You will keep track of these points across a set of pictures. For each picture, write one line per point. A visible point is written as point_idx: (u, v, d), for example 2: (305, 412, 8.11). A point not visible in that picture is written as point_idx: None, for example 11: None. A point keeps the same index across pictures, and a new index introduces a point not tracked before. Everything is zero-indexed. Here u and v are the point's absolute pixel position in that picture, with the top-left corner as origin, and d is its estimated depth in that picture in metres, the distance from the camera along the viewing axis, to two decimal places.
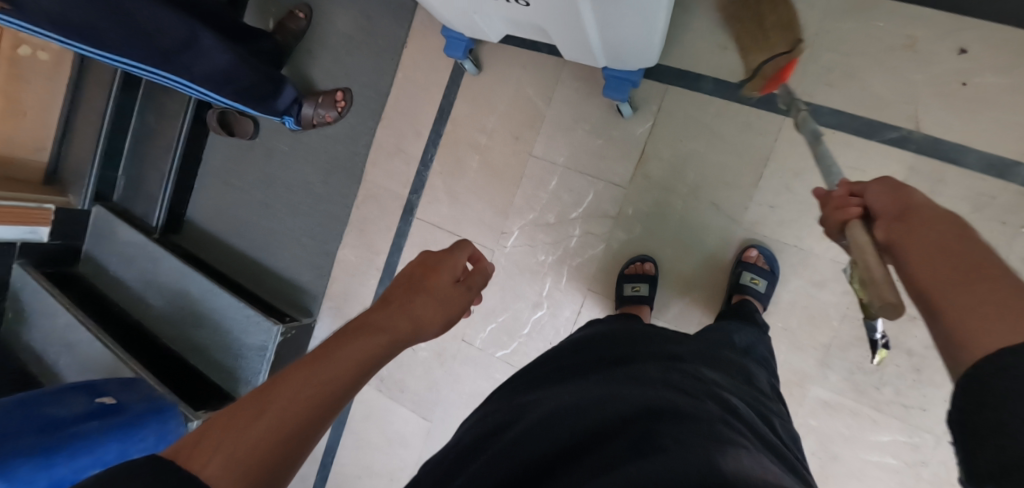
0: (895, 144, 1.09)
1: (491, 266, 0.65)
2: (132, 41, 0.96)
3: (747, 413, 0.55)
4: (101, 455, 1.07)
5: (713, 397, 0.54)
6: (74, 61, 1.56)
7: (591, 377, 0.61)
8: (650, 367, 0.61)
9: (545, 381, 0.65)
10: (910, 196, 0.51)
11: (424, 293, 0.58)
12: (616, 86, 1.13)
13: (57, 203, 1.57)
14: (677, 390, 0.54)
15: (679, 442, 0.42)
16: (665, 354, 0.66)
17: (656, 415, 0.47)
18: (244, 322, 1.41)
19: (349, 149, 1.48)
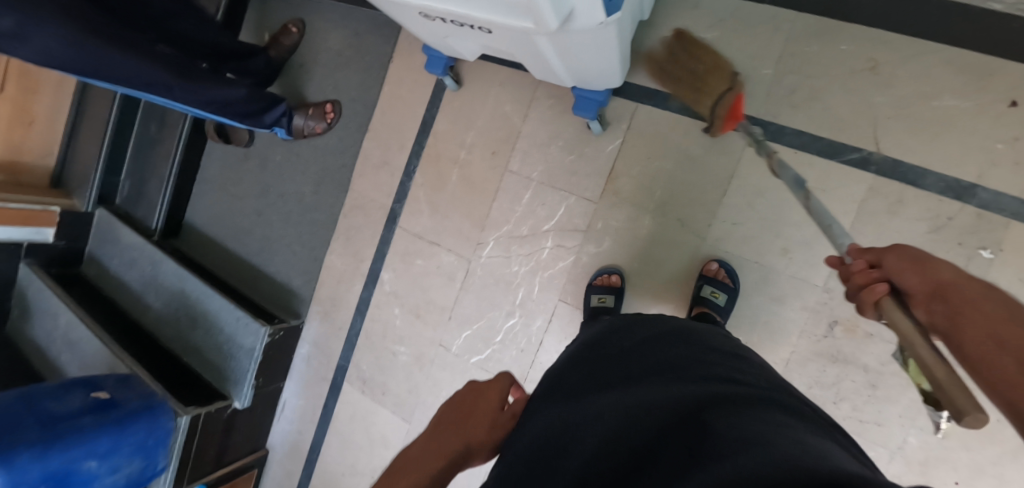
0: (857, 166, 1.10)
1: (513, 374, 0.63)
2: (124, 77, 1.04)
3: (796, 401, 0.53)
4: (96, 445, 1.12)
5: (758, 390, 0.52)
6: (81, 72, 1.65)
7: (624, 381, 0.58)
8: (683, 367, 0.59)
9: (574, 388, 0.61)
10: (939, 273, 0.53)
11: (473, 418, 0.59)
12: (586, 104, 1.17)
13: (63, 205, 1.66)
14: (722, 386, 0.51)
15: (747, 433, 0.39)
16: (694, 351, 0.64)
17: (713, 412, 0.44)
18: (234, 324, 1.47)
19: (337, 159, 1.54)
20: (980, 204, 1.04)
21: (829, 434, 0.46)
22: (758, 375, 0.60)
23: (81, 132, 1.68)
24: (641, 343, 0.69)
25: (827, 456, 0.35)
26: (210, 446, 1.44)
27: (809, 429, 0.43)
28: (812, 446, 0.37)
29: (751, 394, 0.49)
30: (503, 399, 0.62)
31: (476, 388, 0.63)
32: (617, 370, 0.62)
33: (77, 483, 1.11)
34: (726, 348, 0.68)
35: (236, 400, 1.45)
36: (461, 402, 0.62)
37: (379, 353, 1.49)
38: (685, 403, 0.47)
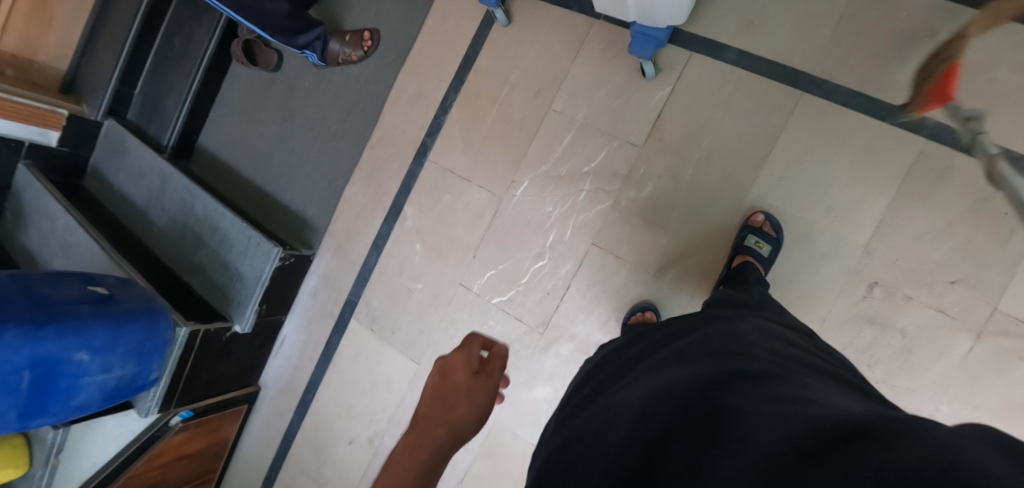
0: (908, 129, 1.09)
1: (506, 350, 0.72)
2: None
3: (800, 367, 0.53)
4: (91, 338, 1.02)
5: (754, 364, 0.51)
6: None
7: (626, 381, 0.57)
8: (681, 355, 0.58)
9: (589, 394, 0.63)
10: None
11: (453, 396, 0.65)
12: (643, 42, 1.14)
13: (70, 110, 1.52)
14: (717, 365, 0.51)
15: (744, 421, 0.39)
16: (689, 340, 0.63)
17: (710, 402, 0.43)
18: (243, 244, 1.39)
19: (370, 89, 1.49)
20: None
21: (831, 388, 0.47)
22: (761, 345, 0.59)
23: (101, 35, 1.53)
24: (642, 348, 0.68)
25: (828, 412, 0.37)
26: (208, 368, 1.37)
27: (811, 395, 0.43)
28: (815, 404, 0.39)
29: (748, 369, 0.49)
30: (475, 367, 0.70)
31: (446, 365, 0.70)
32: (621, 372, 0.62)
33: (65, 375, 1.00)
34: (729, 323, 0.67)
35: (238, 323, 1.38)
36: (433, 381, 0.68)
37: (392, 290, 1.43)
38: (691, 378, 0.49)
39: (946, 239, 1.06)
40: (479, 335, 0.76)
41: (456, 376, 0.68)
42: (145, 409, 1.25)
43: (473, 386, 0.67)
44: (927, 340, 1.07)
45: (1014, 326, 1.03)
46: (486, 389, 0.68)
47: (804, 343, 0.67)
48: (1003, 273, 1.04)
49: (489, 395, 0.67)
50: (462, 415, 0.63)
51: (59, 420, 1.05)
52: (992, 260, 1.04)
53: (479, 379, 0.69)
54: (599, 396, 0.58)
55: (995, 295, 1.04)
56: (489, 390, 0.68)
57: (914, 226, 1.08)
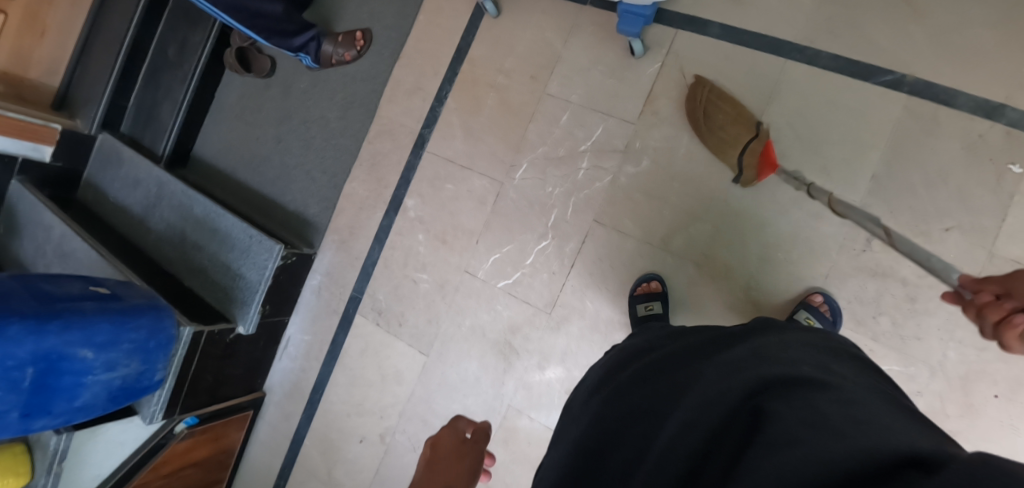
0: (890, 87, 1.13)
1: (487, 427, 1.06)
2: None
3: (838, 373, 0.55)
4: (95, 333, 1.00)
5: (797, 370, 0.53)
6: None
7: (666, 380, 0.60)
8: (723, 359, 0.60)
9: (627, 383, 0.66)
10: None
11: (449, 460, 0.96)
12: (631, 20, 1.17)
13: (63, 124, 1.51)
14: (764, 375, 0.53)
15: (796, 438, 0.41)
16: (727, 343, 0.66)
17: (761, 415, 0.46)
18: (245, 243, 1.38)
19: (365, 86, 1.51)
20: (1010, 122, 1.08)
21: (875, 401, 0.49)
22: (799, 347, 0.61)
23: (92, 51, 1.54)
24: (677, 345, 0.71)
25: (877, 435, 0.39)
26: (214, 369, 1.36)
27: (859, 410, 0.44)
28: (863, 426, 0.41)
29: (793, 376, 0.51)
30: (463, 438, 1.03)
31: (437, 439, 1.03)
32: (656, 370, 0.65)
33: (68, 373, 0.98)
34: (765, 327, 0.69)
35: (241, 324, 1.36)
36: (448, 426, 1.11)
37: (397, 283, 1.42)
38: (736, 388, 0.52)
39: (937, 189, 1.10)
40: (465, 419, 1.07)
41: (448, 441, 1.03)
42: (149, 415, 1.21)
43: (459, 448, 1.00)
44: (930, 288, 1.09)
45: (1010, 267, 1.06)
46: (473, 452, 1.00)
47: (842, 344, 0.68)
48: (994, 217, 1.08)
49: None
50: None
51: (61, 423, 1.03)
52: (982, 206, 1.08)
53: (466, 444, 1.01)
54: (640, 393, 0.61)
55: (988, 239, 1.07)
56: (466, 466, 0.96)
57: (906, 178, 1.11)
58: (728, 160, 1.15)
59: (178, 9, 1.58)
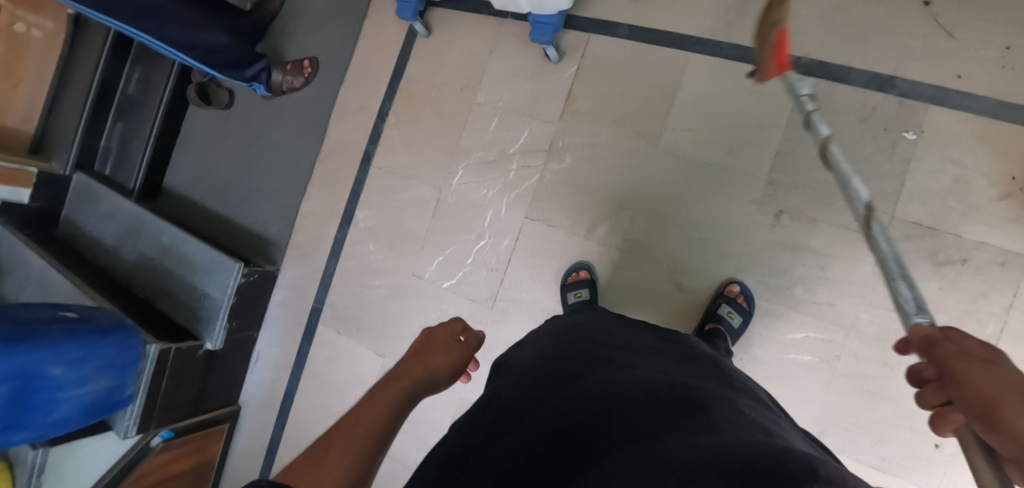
0: (787, 70, 1.19)
1: (483, 332, 0.81)
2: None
3: (754, 405, 0.63)
4: (63, 352, 1.08)
5: (723, 392, 0.61)
6: (69, 16, 1.63)
7: (608, 364, 0.68)
8: (660, 366, 0.69)
9: (572, 353, 0.73)
10: None
11: (433, 352, 0.76)
12: (541, 29, 1.26)
13: (40, 167, 1.63)
14: (694, 382, 0.62)
15: (711, 418, 0.49)
16: (666, 359, 0.74)
17: (686, 399, 0.54)
18: (208, 264, 1.47)
19: (315, 110, 1.61)
20: (900, 93, 1.14)
21: (778, 431, 0.57)
22: (727, 381, 0.70)
23: (64, 99, 1.67)
24: (620, 344, 0.78)
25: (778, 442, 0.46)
26: (187, 385, 1.44)
27: (769, 429, 0.52)
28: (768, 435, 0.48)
29: (720, 394, 0.59)
30: (457, 335, 0.80)
31: (430, 332, 0.80)
32: (600, 355, 0.72)
33: (40, 390, 1.05)
34: (705, 363, 0.78)
35: (208, 340, 1.45)
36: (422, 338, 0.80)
37: (355, 291, 1.51)
38: (670, 382, 0.59)
39: (838, 160, 1.15)
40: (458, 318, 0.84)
41: (439, 337, 0.79)
42: (124, 430, 1.30)
43: (453, 348, 0.78)
44: (840, 255, 1.13)
45: (912, 228, 1.13)
46: (463, 354, 0.78)
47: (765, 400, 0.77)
48: (893, 182, 1.14)
49: (468, 359, 0.78)
50: (436, 365, 0.73)
51: (37, 438, 1.09)
52: (883, 172, 1.14)
53: (461, 344, 0.78)
54: (580, 366, 0.68)
55: (889, 205, 1.14)
56: (465, 355, 0.77)
57: (808, 151, 1.17)
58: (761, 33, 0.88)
59: (141, 54, 1.71)
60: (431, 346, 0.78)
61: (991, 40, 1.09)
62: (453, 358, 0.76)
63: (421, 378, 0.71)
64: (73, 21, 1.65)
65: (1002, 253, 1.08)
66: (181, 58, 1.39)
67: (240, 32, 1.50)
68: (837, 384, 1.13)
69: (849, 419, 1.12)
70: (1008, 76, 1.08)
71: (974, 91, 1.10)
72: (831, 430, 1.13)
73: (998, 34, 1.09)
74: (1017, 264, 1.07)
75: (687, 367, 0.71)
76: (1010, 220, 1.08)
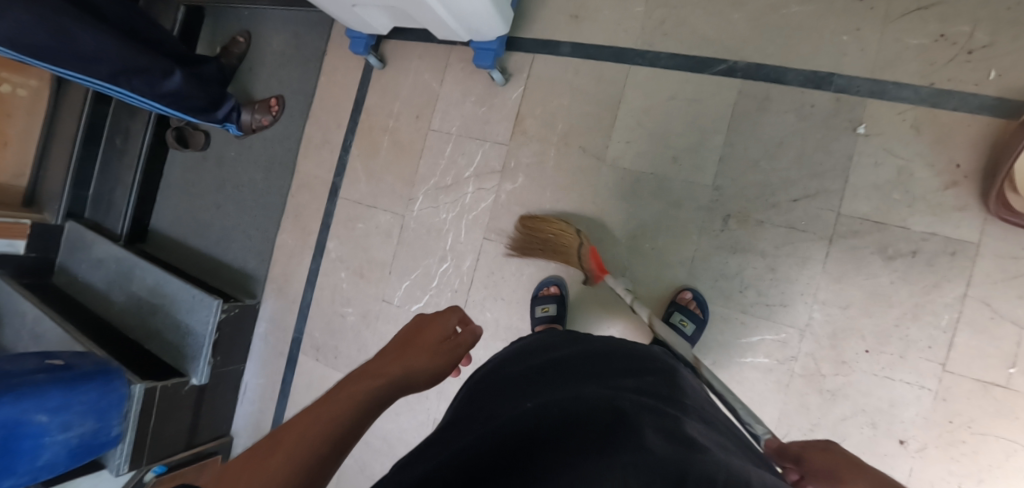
0: (725, 75, 1.19)
1: (478, 326, 0.72)
2: (76, 62, 1.18)
3: (690, 415, 0.64)
4: (46, 399, 1.14)
5: (660, 406, 0.62)
6: (51, 75, 1.70)
7: (564, 383, 0.69)
8: (611, 380, 0.69)
9: (518, 380, 0.74)
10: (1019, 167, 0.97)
11: (419, 347, 0.67)
12: (483, 55, 1.29)
13: (33, 219, 1.71)
14: (646, 399, 0.63)
15: (650, 442, 0.50)
16: (623, 369, 0.75)
17: (623, 419, 0.55)
18: (190, 302, 1.52)
19: (283, 146, 1.67)
20: (838, 89, 1.12)
21: (711, 441, 0.58)
22: (667, 387, 0.71)
23: (52, 153, 1.75)
24: (580, 358, 0.79)
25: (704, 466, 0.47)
26: (177, 419, 1.50)
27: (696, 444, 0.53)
28: (695, 455, 0.49)
29: (657, 409, 0.60)
30: (446, 334, 0.71)
31: (421, 325, 0.72)
32: (549, 378, 0.72)
33: (27, 437, 1.12)
34: (650, 365, 0.79)
35: (194, 376, 1.50)
36: (407, 334, 0.70)
37: (329, 318, 1.55)
38: (605, 398, 0.60)
39: (780, 160, 1.15)
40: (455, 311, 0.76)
41: (428, 335, 0.69)
42: (117, 467, 1.35)
43: (438, 347, 0.68)
44: (787, 255, 1.14)
45: (860, 224, 1.09)
46: (454, 353, 0.69)
47: (708, 402, 0.78)
48: (837, 179, 1.11)
49: (456, 360, 0.69)
50: (418, 364, 0.64)
51: (30, 481, 1.16)
52: (826, 170, 1.12)
53: (447, 344, 0.70)
54: (522, 389, 0.69)
55: (835, 201, 1.11)
56: (453, 356, 0.68)
57: (750, 155, 1.17)
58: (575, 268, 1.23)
59: (120, 105, 1.79)
60: (418, 341, 0.69)
61: (922, 29, 1.07)
62: (438, 356, 0.67)
63: (400, 373, 0.60)
64: (56, 80, 1.74)
65: (952, 242, 1.04)
66: (157, 109, 1.44)
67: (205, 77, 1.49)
68: (794, 384, 1.13)
69: (810, 420, 1.12)
70: (944, 64, 1.05)
71: (910, 82, 1.07)
72: (794, 431, 1.13)
73: (929, 23, 1.06)
74: (968, 253, 1.03)
75: (643, 379, 0.72)
76: (958, 209, 1.04)
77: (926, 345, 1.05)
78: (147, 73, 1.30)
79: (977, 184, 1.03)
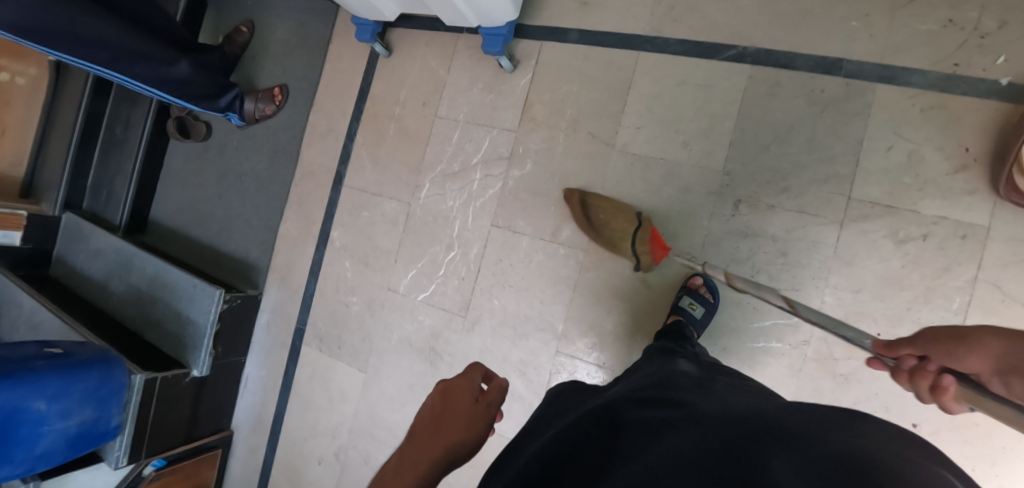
0: (734, 61, 1.19)
1: (505, 379, 0.65)
2: (77, 44, 1.15)
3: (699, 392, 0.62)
4: (45, 387, 1.11)
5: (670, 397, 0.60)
6: (50, 62, 1.68)
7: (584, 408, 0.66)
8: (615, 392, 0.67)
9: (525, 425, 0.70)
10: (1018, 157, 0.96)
11: (450, 418, 0.61)
12: (492, 41, 1.29)
13: (30, 210, 1.68)
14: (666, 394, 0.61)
15: (683, 434, 0.48)
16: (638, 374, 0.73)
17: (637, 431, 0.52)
18: (191, 292, 1.50)
19: (287, 135, 1.66)
20: (848, 74, 1.12)
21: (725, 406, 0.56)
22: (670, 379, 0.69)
23: (49, 143, 1.72)
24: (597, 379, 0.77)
25: (729, 442, 0.44)
26: (175, 412, 1.46)
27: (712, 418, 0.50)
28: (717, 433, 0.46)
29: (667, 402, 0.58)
30: (475, 395, 0.64)
31: (450, 389, 0.65)
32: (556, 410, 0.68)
33: (25, 425, 1.08)
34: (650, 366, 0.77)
35: (195, 367, 1.47)
36: (432, 406, 0.63)
37: (333, 308, 1.53)
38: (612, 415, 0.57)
39: (791, 144, 1.15)
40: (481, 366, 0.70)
41: (456, 401, 0.63)
42: (114, 460, 1.32)
43: (473, 414, 0.61)
44: (798, 240, 1.13)
45: (870, 208, 1.09)
46: (489, 411, 0.63)
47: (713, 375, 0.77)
48: (847, 164, 1.11)
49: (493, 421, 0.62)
50: (454, 440, 0.58)
51: (26, 471, 1.12)
52: (836, 154, 1.12)
53: (480, 407, 0.63)
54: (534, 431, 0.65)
55: (845, 184, 1.11)
56: (489, 418, 0.62)
57: (760, 139, 1.17)
58: (625, 254, 1.20)
59: (120, 94, 1.77)
60: (451, 406, 0.63)
61: (931, 14, 1.07)
62: (473, 423, 0.60)
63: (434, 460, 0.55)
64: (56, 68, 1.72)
65: (962, 226, 1.04)
66: (158, 96, 1.41)
67: (208, 66, 1.47)
68: (806, 368, 1.12)
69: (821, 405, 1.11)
70: (953, 49, 1.06)
71: (920, 66, 1.08)
72: None
73: (938, 8, 1.07)
74: (977, 235, 1.03)
75: (666, 378, 0.70)
76: (967, 193, 1.04)
77: None
78: (149, 57, 1.27)
79: (985, 168, 1.03)
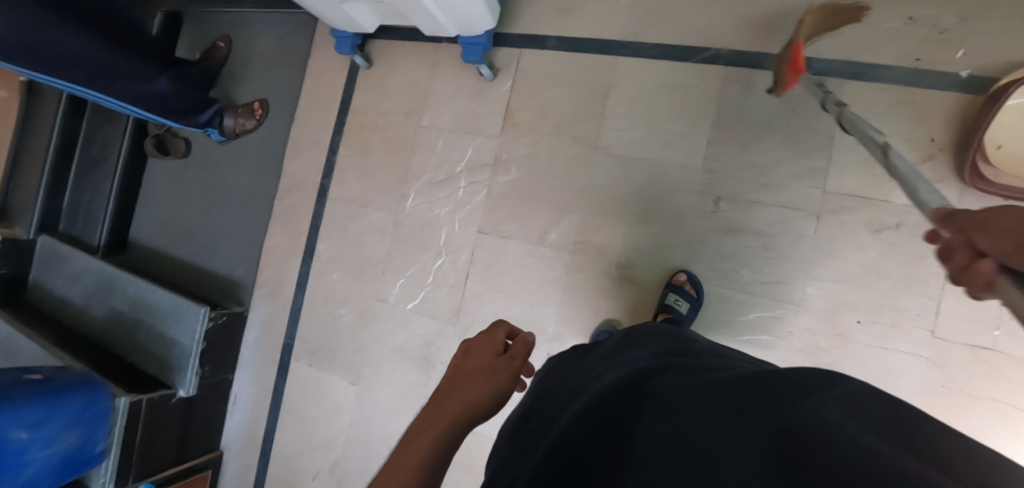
0: (708, 62, 1.23)
1: (532, 334, 0.64)
2: (50, 62, 1.13)
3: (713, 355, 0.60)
4: (28, 414, 1.07)
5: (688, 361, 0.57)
6: (21, 84, 1.65)
7: (601, 371, 0.64)
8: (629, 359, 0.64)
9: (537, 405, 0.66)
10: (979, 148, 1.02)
11: (470, 374, 0.58)
12: (472, 50, 1.31)
13: (4, 234, 1.64)
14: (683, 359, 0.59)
15: (713, 387, 0.46)
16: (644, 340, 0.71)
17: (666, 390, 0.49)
18: (175, 311, 1.47)
19: (269, 149, 1.65)
20: (818, 72, 1.16)
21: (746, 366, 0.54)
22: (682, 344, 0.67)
23: (23, 165, 1.69)
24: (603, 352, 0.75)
25: (767, 391, 0.42)
26: (163, 434, 1.43)
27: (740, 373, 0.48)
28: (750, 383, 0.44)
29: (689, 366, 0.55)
30: (500, 349, 0.63)
31: (469, 347, 0.63)
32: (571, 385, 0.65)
33: (7, 456, 1.05)
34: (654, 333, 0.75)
35: (181, 388, 1.44)
36: (454, 363, 0.61)
37: (323, 321, 1.52)
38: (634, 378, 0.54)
39: (767, 140, 1.18)
40: (501, 323, 0.68)
41: (476, 357, 0.61)
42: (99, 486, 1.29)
43: (498, 366, 0.60)
44: (780, 233, 1.16)
45: (846, 200, 1.13)
46: (513, 367, 0.61)
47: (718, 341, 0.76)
48: (822, 158, 1.15)
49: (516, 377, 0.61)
50: (475, 397, 0.55)
51: None
52: (811, 149, 1.15)
53: (507, 359, 0.61)
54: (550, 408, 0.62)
55: (821, 178, 1.14)
56: (513, 374, 0.60)
57: (738, 137, 1.20)
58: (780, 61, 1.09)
59: (96, 114, 1.74)
60: (471, 363, 0.61)
61: (892, 13, 1.12)
62: (495, 377, 0.58)
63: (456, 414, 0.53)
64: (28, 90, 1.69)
65: None
66: (134, 113, 1.39)
67: (185, 81, 1.46)
68: (793, 358, 1.15)
69: None
70: (915, 45, 1.10)
71: (885, 63, 1.12)
72: None
73: (899, 7, 1.12)
74: None
75: (675, 342, 0.68)
76: (936, 181, 1.08)
77: (917, 312, 1.08)
78: (124, 72, 1.26)
79: (951, 156, 1.08)
